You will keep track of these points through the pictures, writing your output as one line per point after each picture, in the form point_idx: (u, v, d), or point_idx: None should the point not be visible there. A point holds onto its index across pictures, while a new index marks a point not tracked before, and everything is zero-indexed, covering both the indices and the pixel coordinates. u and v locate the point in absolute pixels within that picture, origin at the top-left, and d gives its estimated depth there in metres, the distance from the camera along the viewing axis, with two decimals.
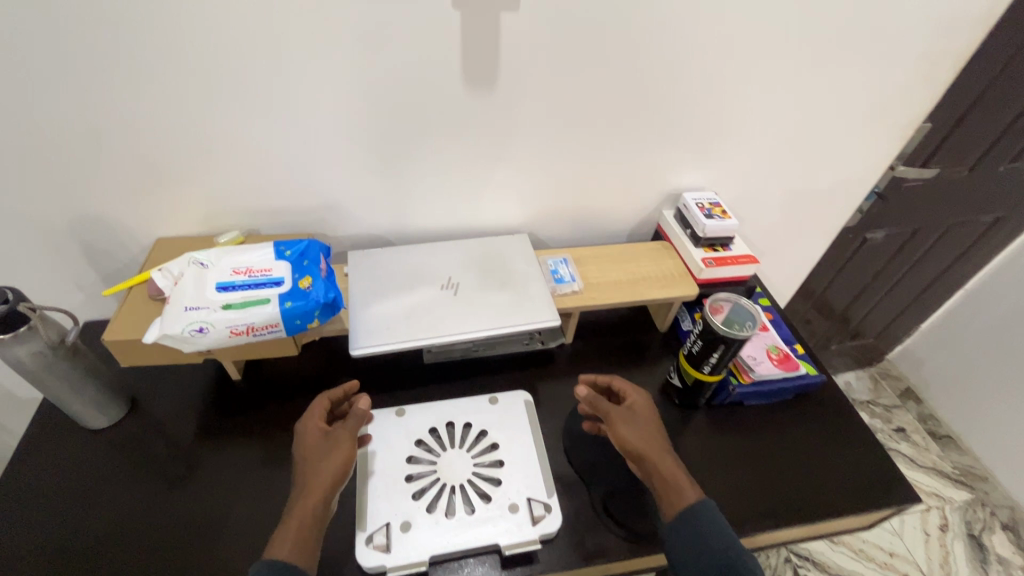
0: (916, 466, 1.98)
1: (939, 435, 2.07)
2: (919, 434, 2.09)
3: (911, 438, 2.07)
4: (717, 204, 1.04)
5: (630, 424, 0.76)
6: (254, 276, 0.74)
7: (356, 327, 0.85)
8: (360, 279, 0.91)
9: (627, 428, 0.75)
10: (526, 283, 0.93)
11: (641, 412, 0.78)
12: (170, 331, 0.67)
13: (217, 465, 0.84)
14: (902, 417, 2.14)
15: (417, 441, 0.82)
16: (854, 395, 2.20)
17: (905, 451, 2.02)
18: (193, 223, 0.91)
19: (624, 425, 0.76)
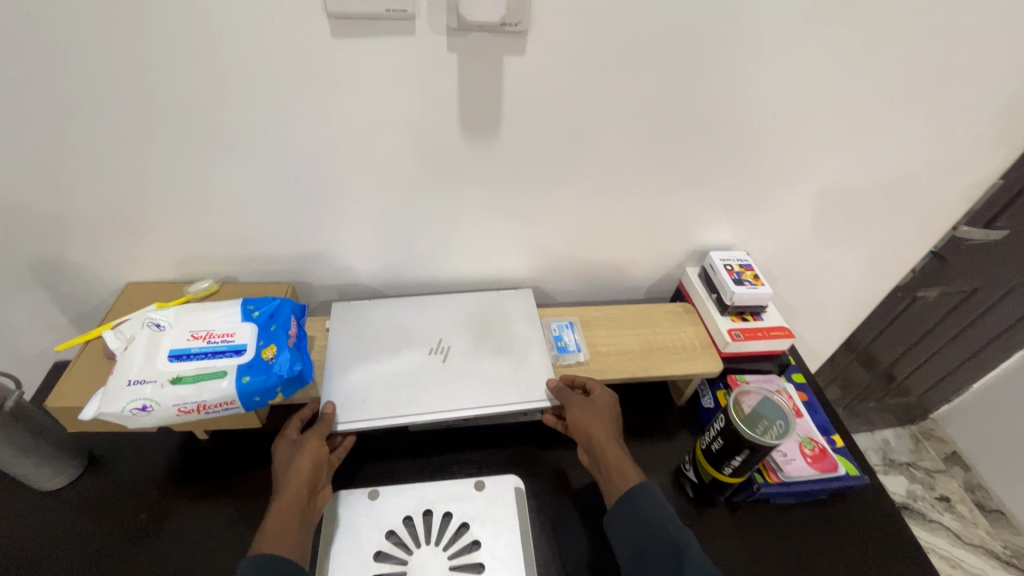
0: (960, 543, 1.80)
1: (988, 508, 1.84)
2: (965, 505, 1.88)
3: (955, 509, 1.88)
4: (748, 267, 0.92)
5: (595, 418, 0.74)
6: (213, 342, 0.66)
7: (331, 399, 0.76)
8: (340, 340, 0.82)
9: (582, 412, 0.74)
10: (525, 351, 0.83)
11: (600, 404, 0.76)
12: (109, 409, 0.59)
13: (173, 540, 0.76)
14: (947, 485, 1.94)
15: (389, 531, 0.73)
16: (893, 456, 2.02)
17: (947, 525, 1.85)
18: (168, 268, 0.84)
19: (580, 409, 0.74)
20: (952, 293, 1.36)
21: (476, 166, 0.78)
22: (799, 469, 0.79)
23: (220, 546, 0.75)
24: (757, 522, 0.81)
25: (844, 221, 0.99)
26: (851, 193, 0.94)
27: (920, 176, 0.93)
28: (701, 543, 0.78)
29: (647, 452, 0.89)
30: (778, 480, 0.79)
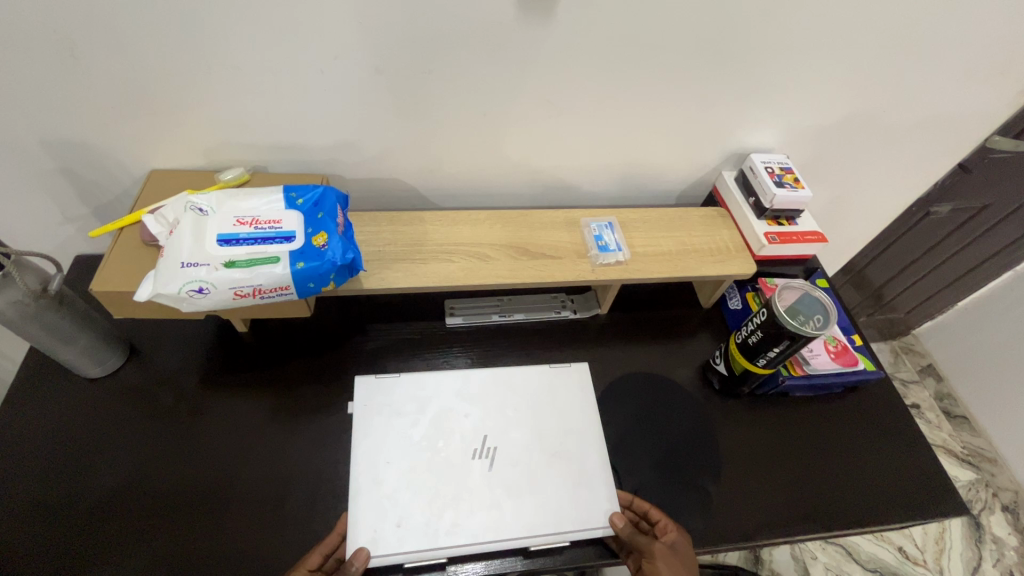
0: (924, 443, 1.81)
1: (953, 415, 1.88)
2: (933, 412, 1.89)
3: (924, 415, 1.88)
4: (789, 170, 0.91)
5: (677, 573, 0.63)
6: (260, 228, 0.64)
7: (359, 520, 0.67)
8: (366, 434, 0.73)
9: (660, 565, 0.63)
10: (585, 454, 0.75)
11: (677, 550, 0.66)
12: (165, 291, 0.58)
13: (228, 424, 0.78)
14: (918, 394, 1.94)
15: (434, 415, 0.76)
16: None
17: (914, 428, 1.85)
18: (193, 156, 0.79)
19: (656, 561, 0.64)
20: (965, 210, 1.37)
21: (528, 48, 0.72)
22: (823, 362, 0.85)
23: (272, 431, 0.78)
24: (779, 412, 0.87)
25: (887, 126, 0.97)
26: (901, 96, 0.90)
27: (975, 79, 0.89)
28: (727, 430, 0.84)
29: (675, 350, 0.93)
30: (803, 373, 0.83)
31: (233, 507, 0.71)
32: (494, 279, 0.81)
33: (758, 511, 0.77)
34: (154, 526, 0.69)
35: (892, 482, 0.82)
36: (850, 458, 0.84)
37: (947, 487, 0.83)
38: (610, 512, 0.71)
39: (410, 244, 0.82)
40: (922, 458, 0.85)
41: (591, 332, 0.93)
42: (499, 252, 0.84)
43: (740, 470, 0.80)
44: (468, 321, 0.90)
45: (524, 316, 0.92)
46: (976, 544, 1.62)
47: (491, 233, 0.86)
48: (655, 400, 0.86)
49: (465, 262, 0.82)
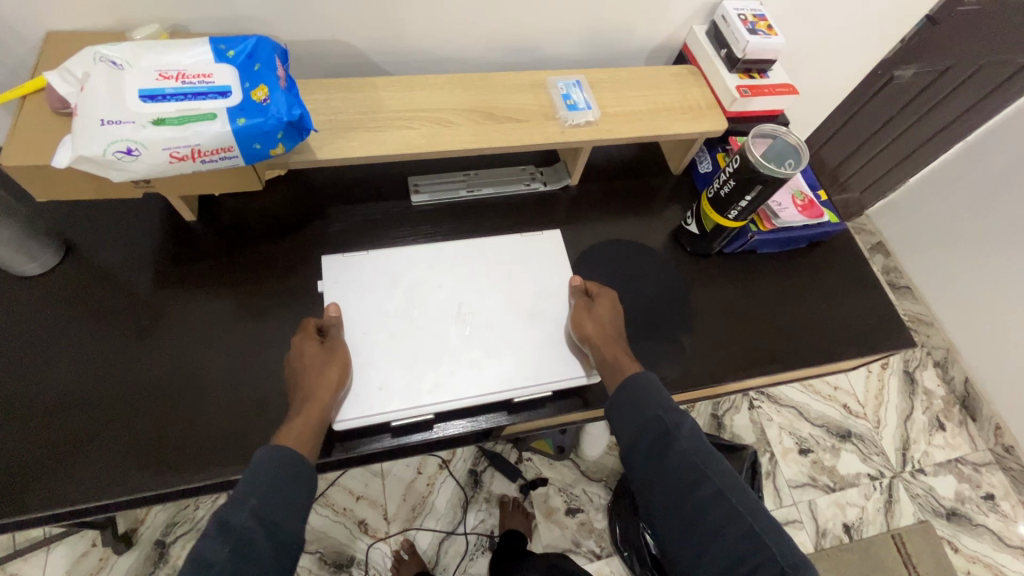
0: None
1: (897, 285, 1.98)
2: None
3: None
4: (762, 17, 0.86)
5: (595, 321, 0.72)
6: (188, 82, 0.57)
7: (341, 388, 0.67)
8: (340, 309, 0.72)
9: (584, 319, 0.72)
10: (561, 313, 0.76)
11: (604, 307, 0.74)
12: (88, 153, 0.52)
13: (191, 315, 0.75)
14: None
15: (407, 288, 0.75)
16: None
17: None
18: (96, 13, 0.68)
19: (583, 316, 0.72)
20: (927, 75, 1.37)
21: None
22: (790, 214, 0.85)
23: (240, 317, 0.75)
24: (746, 267, 0.89)
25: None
26: None
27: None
28: (698, 288, 0.86)
29: (647, 217, 0.92)
30: (771, 227, 0.84)
31: (209, 391, 0.70)
32: (458, 146, 0.76)
33: (725, 357, 0.81)
34: (130, 415, 0.67)
35: (849, 325, 0.87)
36: (811, 306, 0.88)
37: (897, 327, 0.89)
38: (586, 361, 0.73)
39: (364, 112, 0.76)
40: (877, 302, 0.90)
41: (562, 203, 0.91)
42: (462, 117, 0.78)
43: (709, 322, 0.83)
44: (435, 198, 0.86)
45: (493, 190, 0.88)
46: (910, 396, 1.79)
47: (451, 98, 0.80)
48: (628, 264, 0.86)
49: (426, 129, 0.76)
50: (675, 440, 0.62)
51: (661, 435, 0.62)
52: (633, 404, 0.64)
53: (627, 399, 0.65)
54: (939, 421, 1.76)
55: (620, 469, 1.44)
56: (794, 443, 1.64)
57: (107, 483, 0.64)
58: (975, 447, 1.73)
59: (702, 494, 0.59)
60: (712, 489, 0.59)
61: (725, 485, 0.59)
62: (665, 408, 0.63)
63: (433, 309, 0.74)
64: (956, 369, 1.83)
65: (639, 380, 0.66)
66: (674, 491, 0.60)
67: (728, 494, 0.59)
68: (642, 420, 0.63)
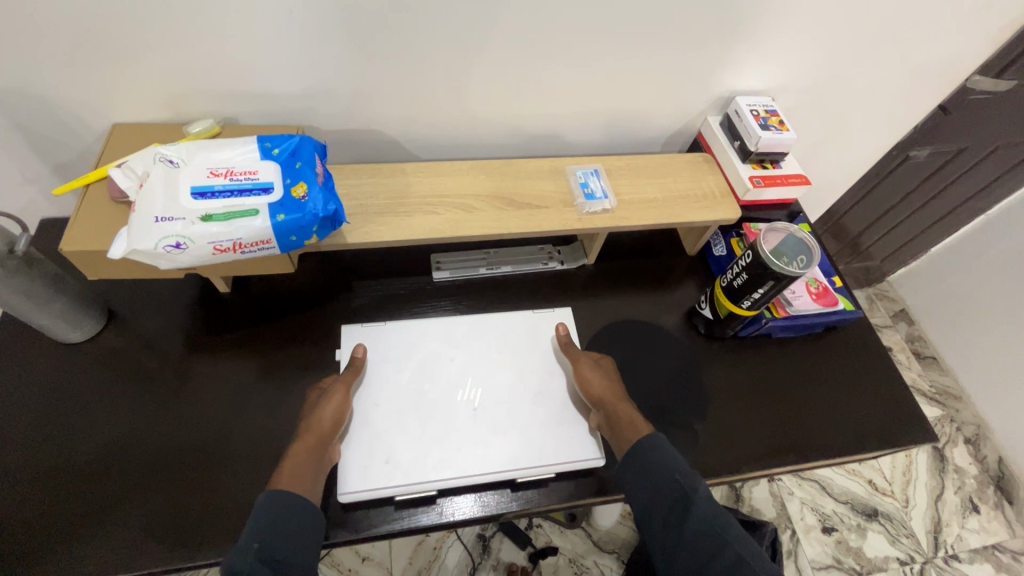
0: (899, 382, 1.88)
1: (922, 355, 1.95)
2: (903, 354, 1.95)
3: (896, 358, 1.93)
4: (774, 112, 0.90)
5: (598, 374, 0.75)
6: (236, 179, 0.62)
7: (349, 459, 0.69)
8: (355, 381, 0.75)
9: (591, 371, 0.74)
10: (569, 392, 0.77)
11: (604, 363, 0.77)
12: (141, 248, 0.56)
13: (218, 382, 0.78)
14: (890, 337, 1.98)
15: (420, 360, 0.78)
16: None
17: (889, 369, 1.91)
18: (157, 107, 0.75)
19: (589, 368, 0.75)
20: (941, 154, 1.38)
21: None
22: (804, 303, 0.86)
23: (266, 386, 0.78)
24: (761, 352, 0.89)
25: (873, 66, 0.96)
26: (889, 32, 0.89)
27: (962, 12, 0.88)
28: (711, 372, 0.86)
29: (660, 297, 0.94)
30: (785, 314, 0.85)
31: (228, 463, 0.72)
32: (481, 231, 0.80)
33: (740, 446, 0.80)
34: (153, 481, 0.69)
35: (867, 415, 0.86)
36: (829, 394, 0.87)
37: (916, 419, 0.87)
38: (591, 442, 0.74)
39: (393, 197, 0.80)
40: (895, 393, 0.89)
41: (578, 281, 0.93)
42: (484, 203, 0.83)
43: (724, 408, 0.83)
44: (456, 274, 0.90)
45: (511, 268, 0.91)
46: (940, 473, 1.72)
47: (476, 184, 0.84)
48: (641, 345, 0.87)
49: (450, 214, 0.81)
50: (693, 505, 0.61)
51: (677, 498, 0.62)
52: (649, 466, 0.65)
53: (642, 461, 0.65)
54: (972, 503, 1.67)
55: (633, 541, 1.40)
56: (817, 520, 1.58)
57: (123, 555, 0.65)
58: (1014, 534, 1.63)
59: (720, 561, 0.58)
60: (730, 556, 0.58)
61: (745, 553, 0.58)
62: (681, 471, 0.64)
63: (444, 382, 0.76)
64: (989, 447, 1.77)
65: (644, 443, 0.66)
66: (690, 557, 0.59)
67: (748, 563, 0.57)
68: (659, 482, 0.64)
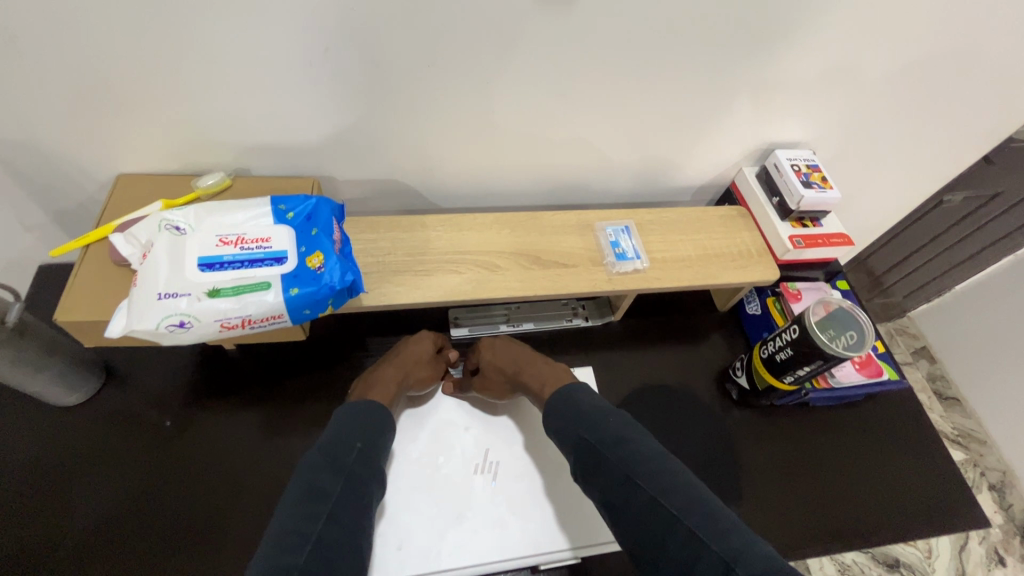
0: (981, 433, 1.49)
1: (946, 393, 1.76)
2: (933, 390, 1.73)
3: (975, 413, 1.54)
4: (816, 168, 0.85)
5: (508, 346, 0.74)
6: (247, 248, 0.57)
7: None
8: None
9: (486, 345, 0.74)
10: None
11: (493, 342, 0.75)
12: (142, 327, 0.51)
13: (222, 448, 0.73)
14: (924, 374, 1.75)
15: (433, 429, 0.72)
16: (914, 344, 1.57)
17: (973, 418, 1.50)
18: (165, 158, 0.71)
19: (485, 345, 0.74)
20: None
21: (543, 36, 0.63)
22: (848, 374, 0.81)
23: (275, 453, 0.74)
24: (799, 423, 0.84)
25: (925, 124, 0.89)
26: (944, 90, 0.83)
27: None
28: (746, 444, 0.82)
29: (690, 358, 0.89)
30: (827, 385, 0.80)
31: (231, 542, 0.68)
32: (505, 293, 0.75)
33: (777, 530, 0.76)
34: (153, 560, 0.65)
35: (913, 496, 0.81)
36: (869, 471, 0.82)
37: (963, 500, 0.82)
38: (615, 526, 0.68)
39: (412, 254, 0.76)
40: (940, 470, 0.84)
41: (604, 341, 0.88)
42: (509, 262, 0.77)
43: (758, 486, 0.79)
44: (476, 332, 0.85)
45: (534, 326, 0.86)
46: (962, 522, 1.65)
47: (499, 240, 0.79)
48: (669, 414, 0.83)
49: (473, 274, 0.76)
50: (603, 454, 0.59)
51: (589, 450, 0.60)
52: (562, 421, 0.64)
53: (557, 414, 0.64)
54: None
55: None
56: None
57: None
58: None
59: (637, 502, 0.55)
60: (644, 497, 0.54)
61: (659, 488, 0.54)
62: (586, 426, 0.61)
63: (459, 454, 0.70)
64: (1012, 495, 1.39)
65: (559, 394, 0.66)
66: (612, 502, 0.57)
67: (661, 499, 0.54)
68: (569, 437, 0.62)
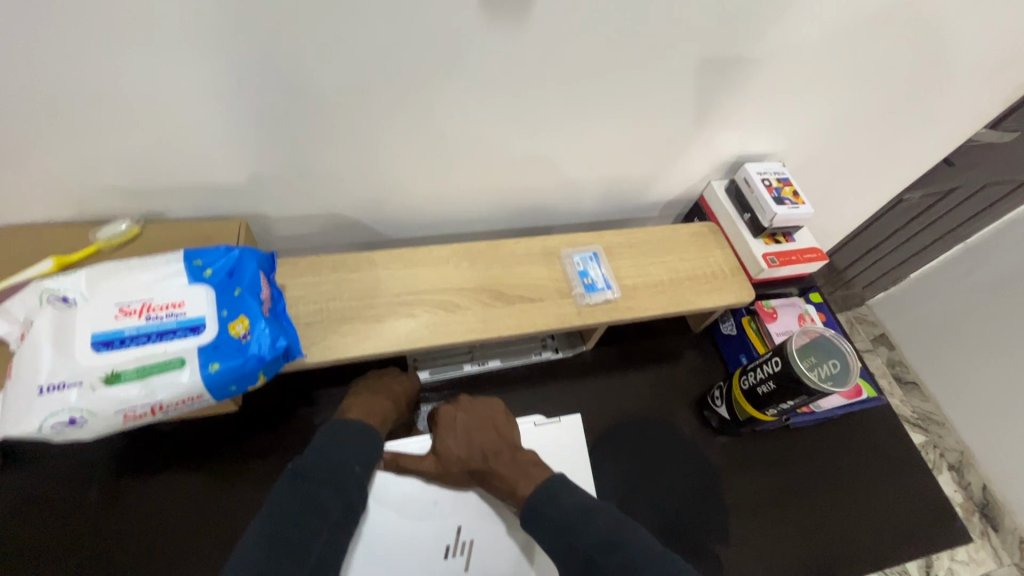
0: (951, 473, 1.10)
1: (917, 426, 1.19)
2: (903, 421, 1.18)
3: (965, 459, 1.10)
4: (786, 182, 0.82)
5: (477, 429, 0.68)
6: (154, 319, 0.48)
7: None
8: None
9: (450, 436, 0.66)
10: None
11: (469, 416, 0.69)
12: (21, 431, 0.43)
13: (166, 523, 0.67)
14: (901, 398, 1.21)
15: (396, 509, 0.66)
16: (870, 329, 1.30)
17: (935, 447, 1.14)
18: (56, 209, 0.61)
19: (448, 432, 0.67)
20: (992, 191, 0.97)
21: (492, 58, 0.56)
22: (831, 399, 0.78)
23: (229, 524, 0.69)
24: (780, 450, 0.82)
25: (893, 133, 0.86)
26: (914, 101, 0.79)
27: (994, 83, 0.78)
28: (727, 476, 0.79)
29: (666, 385, 0.85)
30: (810, 411, 0.77)
31: None
32: (466, 336, 0.68)
33: (762, 569, 0.73)
34: None
35: (894, 515, 0.81)
36: (852, 493, 0.81)
37: (939, 514, 0.82)
38: None
39: (360, 298, 0.68)
40: (916, 484, 0.84)
41: (574, 373, 0.83)
42: (469, 299, 0.71)
43: (740, 522, 0.76)
44: (438, 375, 0.78)
45: (501, 362, 0.80)
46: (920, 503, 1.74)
47: (457, 275, 0.72)
48: (651, 452, 0.79)
49: (429, 316, 0.68)
50: (600, 563, 0.52)
51: (579, 559, 0.54)
52: (542, 523, 0.58)
53: (538, 513, 0.59)
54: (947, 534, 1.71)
55: None
56: None
57: None
58: None
59: None
60: None
61: None
62: (574, 531, 0.56)
63: (428, 536, 0.66)
64: (974, 474, 1.11)
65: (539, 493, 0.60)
66: None
67: None
68: (553, 545, 0.56)
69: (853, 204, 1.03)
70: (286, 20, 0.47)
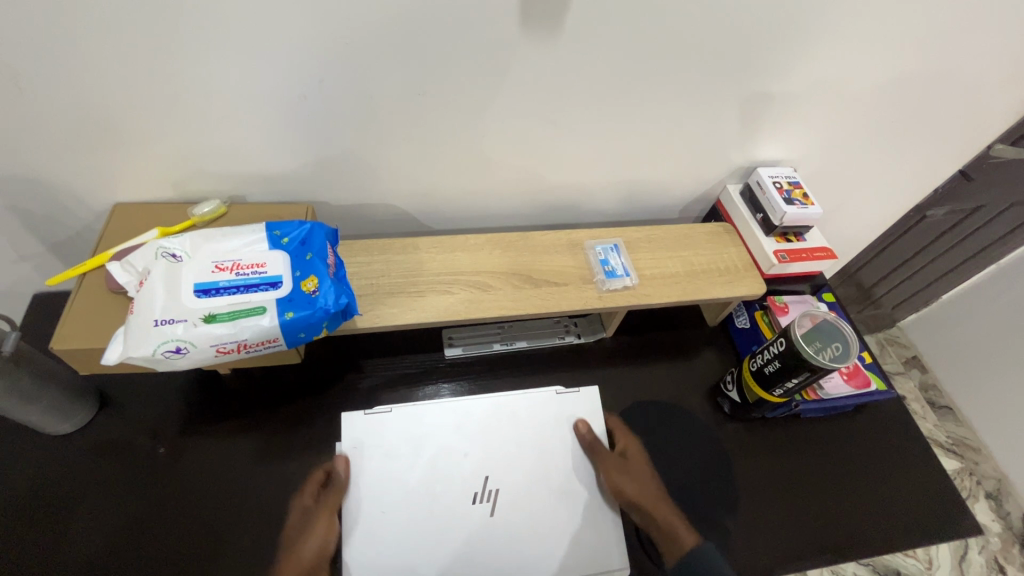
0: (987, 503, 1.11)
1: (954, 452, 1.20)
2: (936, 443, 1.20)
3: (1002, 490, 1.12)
4: (797, 185, 0.88)
5: (637, 473, 0.73)
6: (243, 273, 0.58)
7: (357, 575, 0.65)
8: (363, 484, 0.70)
9: (624, 478, 0.71)
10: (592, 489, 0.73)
11: (634, 461, 0.74)
12: (138, 354, 0.53)
13: (227, 471, 0.76)
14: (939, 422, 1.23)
15: (430, 456, 0.72)
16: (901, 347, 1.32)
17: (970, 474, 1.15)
18: (161, 189, 0.73)
19: (619, 475, 0.72)
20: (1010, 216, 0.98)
21: (527, 70, 0.66)
22: (838, 387, 0.83)
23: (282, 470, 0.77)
24: (792, 435, 0.86)
25: (906, 144, 0.91)
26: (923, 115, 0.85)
27: (1002, 99, 0.83)
28: (739, 458, 0.83)
29: (682, 371, 0.91)
30: (817, 397, 0.82)
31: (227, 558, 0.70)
32: (497, 312, 0.76)
33: (770, 544, 0.77)
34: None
35: (905, 506, 0.83)
36: (864, 480, 0.84)
37: (953, 510, 0.84)
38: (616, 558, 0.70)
39: (406, 275, 0.77)
40: (929, 481, 0.86)
41: (595, 357, 0.90)
42: (500, 281, 0.79)
43: (750, 498, 0.80)
44: (469, 351, 0.87)
45: (526, 344, 0.88)
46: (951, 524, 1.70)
47: (490, 260, 0.81)
48: (668, 428, 0.84)
49: (464, 294, 0.77)
50: None
51: None
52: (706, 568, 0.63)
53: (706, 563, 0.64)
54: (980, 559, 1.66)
55: None
56: None
57: None
58: None
59: None
60: None
61: None
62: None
63: (459, 482, 0.71)
64: (1012, 504, 1.11)
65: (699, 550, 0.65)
66: None
67: None
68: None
69: (870, 213, 1.07)
70: (359, 34, 0.58)
